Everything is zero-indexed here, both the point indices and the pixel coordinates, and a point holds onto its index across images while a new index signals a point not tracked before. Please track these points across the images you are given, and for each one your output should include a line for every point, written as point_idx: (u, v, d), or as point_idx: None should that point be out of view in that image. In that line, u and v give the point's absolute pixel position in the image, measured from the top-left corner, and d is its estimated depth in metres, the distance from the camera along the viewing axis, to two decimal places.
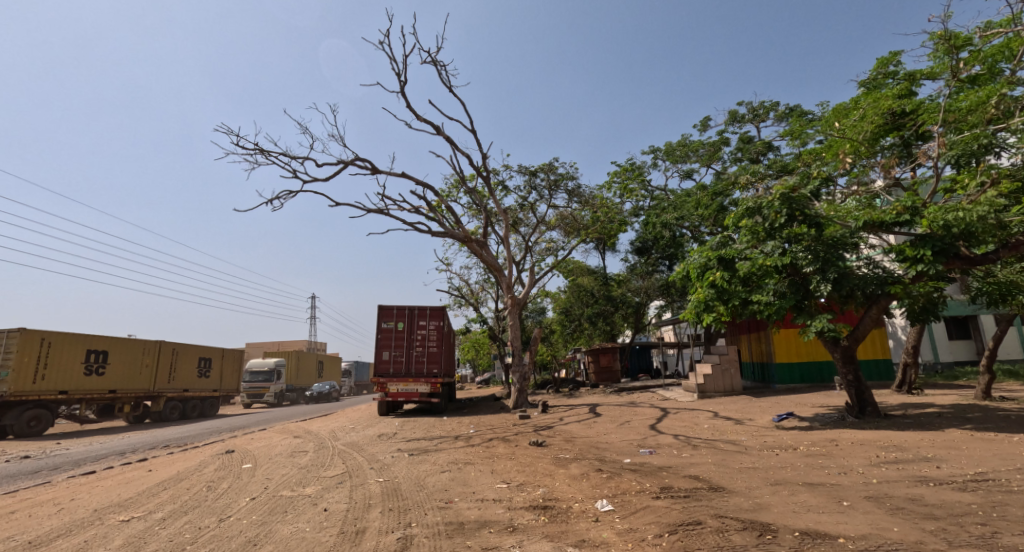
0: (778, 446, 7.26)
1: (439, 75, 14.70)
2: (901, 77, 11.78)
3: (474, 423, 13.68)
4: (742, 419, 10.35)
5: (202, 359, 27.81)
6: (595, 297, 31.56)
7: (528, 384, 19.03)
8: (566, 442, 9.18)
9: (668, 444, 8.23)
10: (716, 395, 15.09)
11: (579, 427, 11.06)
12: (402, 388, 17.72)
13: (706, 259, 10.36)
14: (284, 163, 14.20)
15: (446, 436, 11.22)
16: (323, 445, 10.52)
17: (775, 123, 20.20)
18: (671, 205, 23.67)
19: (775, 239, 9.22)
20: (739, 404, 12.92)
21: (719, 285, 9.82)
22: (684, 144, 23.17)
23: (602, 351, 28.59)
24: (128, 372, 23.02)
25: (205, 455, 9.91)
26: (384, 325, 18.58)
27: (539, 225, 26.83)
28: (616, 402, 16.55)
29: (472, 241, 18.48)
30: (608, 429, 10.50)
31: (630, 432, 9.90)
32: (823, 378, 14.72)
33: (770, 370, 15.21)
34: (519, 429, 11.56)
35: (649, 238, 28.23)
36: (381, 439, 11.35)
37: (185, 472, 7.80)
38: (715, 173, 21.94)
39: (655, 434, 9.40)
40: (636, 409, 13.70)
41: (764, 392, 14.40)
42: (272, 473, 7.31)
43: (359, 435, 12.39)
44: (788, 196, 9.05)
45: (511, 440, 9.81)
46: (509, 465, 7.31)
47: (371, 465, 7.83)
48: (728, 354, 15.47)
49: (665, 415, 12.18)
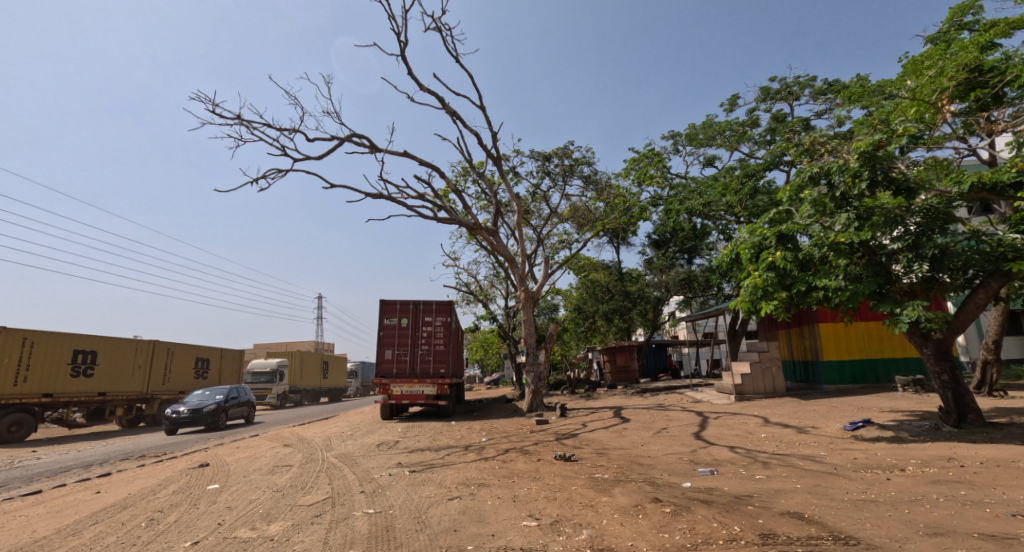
0: (880, 465, 5.64)
1: (444, 42, 13.46)
2: (981, 28, 10.13)
3: (485, 429, 12.21)
4: (805, 427, 8.72)
5: (198, 359, 26.60)
6: (611, 293, 29.95)
7: (544, 385, 17.52)
8: (599, 455, 7.62)
9: (728, 460, 6.66)
10: (756, 396, 13.48)
11: (608, 436, 9.56)
12: (406, 390, 16.30)
13: (759, 237, 8.66)
14: (273, 138, 12.98)
15: (455, 446, 9.71)
16: (313, 457, 9.09)
17: (811, 101, 18.54)
18: (694, 191, 22.06)
19: (850, 211, 7.65)
20: (788, 408, 11.32)
21: (780, 267, 8.02)
22: (708, 126, 21.62)
23: (619, 350, 26.92)
24: (119, 374, 21.80)
25: (175, 470, 8.51)
26: (386, 321, 17.12)
27: (550, 217, 25.35)
28: (642, 405, 15.04)
29: (482, 229, 17.05)
30: (645, 440, 8.91)
31: (673, 443, 8.31)
32: (878, 379, 13.06)
33: (816, 368, 13.56)
34: (538, 438, 10.07)
35: (669, 228, 26.61)
36: (380, 449, 9.88)
37: (137, 495, 6.37)
38: (740, 157, 20.39)
39: (705, 446, 7.82)
40: (668, 414, 12.13)
41: (811, 394, 12.79)
42: (238, 498, 5.83)
43: (357, 443, 10.95)
44: (870, 154, 7.37)
45: (531, 453, 8.27)
46: (536, 490, 5.75)
47: (362, 487, 6.32)
48: (769, 352, 13.79)
49: (706, 421, 10.57)
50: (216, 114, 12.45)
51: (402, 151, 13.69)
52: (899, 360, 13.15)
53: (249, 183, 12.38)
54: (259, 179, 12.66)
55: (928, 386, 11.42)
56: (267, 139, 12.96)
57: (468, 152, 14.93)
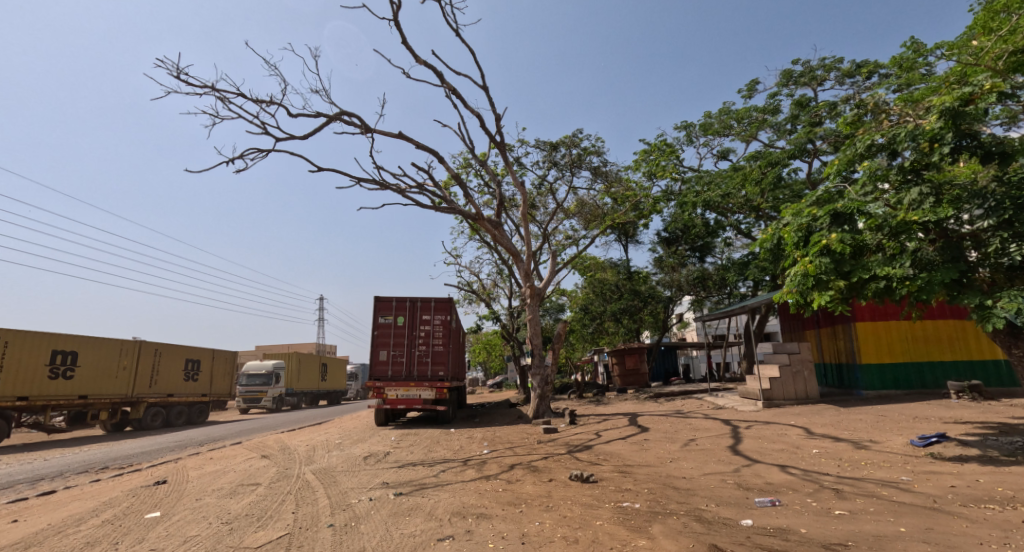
0: (993, 497, 4.38)
1: (443, 14, 12.18)
2: None
3: (487, 439, 10.98)
4: (861, 441, 7.43)
5: (189, 361, 25.51)
6: (620, 292, 28.60)
7: (551, 389, 16.25)
8: (623, 476, 6.37)
9: (785, 484, 5.41)
10: (787, 403, 12.20)
11: (629, 449, 8.36)
12: (402, 394, 15.04)
13: (808, 218, 7.39)
14: (253, 116, 12.04)
15: (452, 461, 8.48)
16: (287, 472, 7.88)
17: (838, 85, 17.31)
18: (711, 182, 20.71)
19: (924, 185, 6.44)
20: (828, 417, 10.04)
21: (836, 250, 6.76)
22: (726, 114, 20.41)
23: (628, 351, 25.65)
24: (102, 377, 20.69)
25: (124, 489, 7.31)
26: (381, 320, 15.91)
27: (557, 213, 24.18)
28: (658, 412, 13.78)
29: (484, 220, 15.80)
30: (672, 454, 7.66)
31: (707, 459, 7.07)
32: (924, 384, 11.76)
33: (852, 373, 12.34)
34: (548, 451, 8.85)
35: (682, 222, 25.44)
36: (366, 463, 8.66)
37: (54, 527, 5.15)
38: (759, 148, 19.23)
39: (748, 463, 6.56)
40: (691, 423, 10.91)
41: (849, 400, 11.53)
42: (171, 535, 4.60)
43: (342, 455, 9.74)
44: (954, 111, 6.14)
45: (541, 472, 7.02)
46: (549, 526, 4.51)
47: (332, 518, 5.10)
48: (800, 355, 12.51)
49: (738, 431, 9.33)
50: (182, 82, 11.24)
51: (397, 133, 12.39)
52: (947, 363, 11.87)
53: (225, 162, 11.70)
54: (237, 157, 11.91)
55: (986, 393, 10.14)
56: (245, 114, 12.00)
57: (471, 140, 14.07)
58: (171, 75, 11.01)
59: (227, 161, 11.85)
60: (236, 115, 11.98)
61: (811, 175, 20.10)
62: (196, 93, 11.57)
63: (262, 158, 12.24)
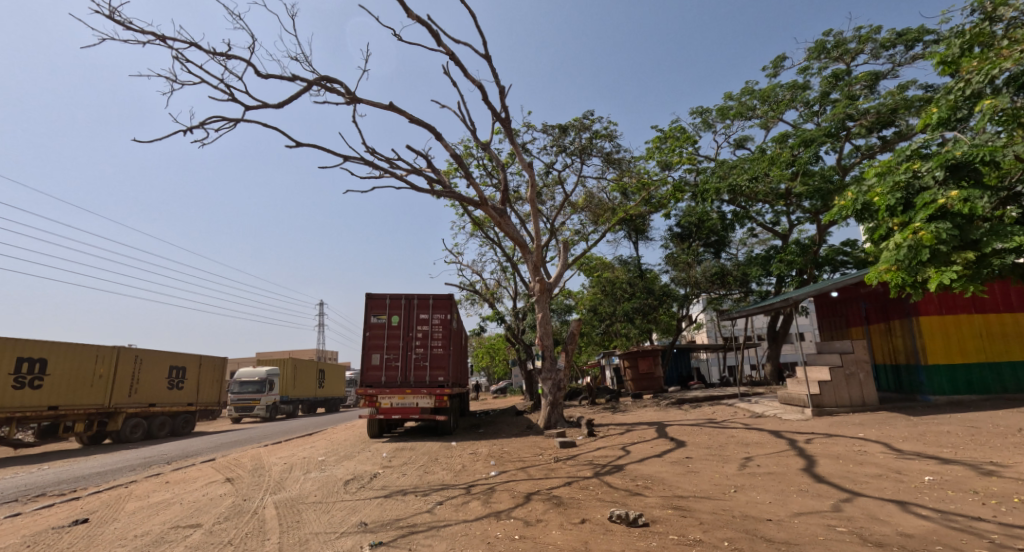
0: None
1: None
2: None
3: (494, 456, 9.35)
4: (979, 464, 5.72)
5: (174, 368, 23.99)
6: (633, 290, 26.95)
7: (563, 395, 14.60)
8: (681, 516, 4.69)
9: (932, 535, 3.72)
10: (840, 410, 10.54)
11: (672, 472, 6.73)
12: (397, 403, 13.42)
13: (911, 175, 5.68)
14: (215, 77, 9.55)
15: (452, 488, 6.84)
16: (244, 506, 6.25)
17: (874, 57, 15.82)
18: (732, 170, 19.18)
19: None
20: (903, 429, 8.36)
21: (960, 211, 5.05)
22: (749, 93, 18.82)
23: (641, 355, 23.95)
24: (75, 386, 19.13)
25: (30, 531, 5.69)
26: (373, 320, 14.29)
27: (564, 206, 22.67)
28: (689, 422, 12.13)
29: (487, 205, 14.19)
30: (730, 480, 5.99)
31: (783, 487, 5.39)
32: (1004, 389, 10.11)
33: (915, 375, 10.74)
34: (570, 474, 7.22)
35: (698, 215, 23.85)
36: (345, 490, 7.02)
37: None
38: (788, 127, 17.73)
39: (846, 496, 4.88)
40: (735, 436, 9.25)
41: (917, 409, 9.85)
42: None
43: (320, 478, 8.11)
44: None
45: (568, 508, 5.35)
46: None
47: None
48: (854, 355, 10.83)
49: (800, 447, 7.66)
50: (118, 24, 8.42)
51: (385, 104, 10.77)
52: None
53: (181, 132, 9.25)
54: (193, 127, 9.38)
55: None
56: (206, 76, 9.52)
57: (470, 121, 11.96)
58: (103, 17, 8.22)
59: (183, 131, 9.41)
60: (196, 77, 9.49)
61: (842, 160, 18.62)
62: (138, 41, 8.82)
63: (227, 129, 9.75)
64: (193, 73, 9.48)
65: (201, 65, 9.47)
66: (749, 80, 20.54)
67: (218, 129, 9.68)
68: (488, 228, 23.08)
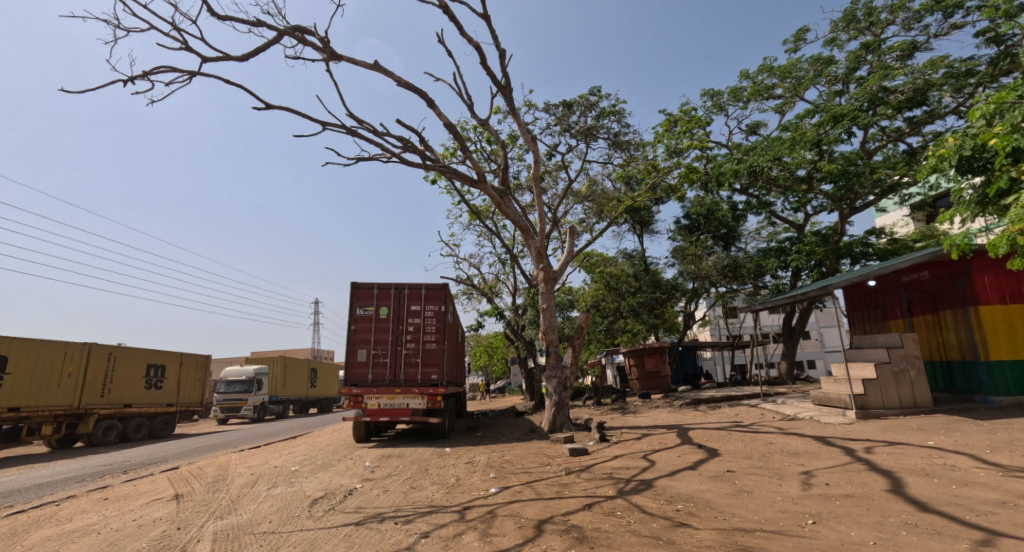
0: None
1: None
2: None
3: (494, 467, 8.00)
4: None
5: (152, 366, 22.55)
6: (638, 284, 25.67)
7: (569, 395, 13.22)
8: None
9: None
10: (889, 413, 9.23)
11: (718, 493, 5.38)
12: (385, 404, 12.07)
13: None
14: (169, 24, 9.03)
15: (443, 511, 5.49)
16: (176, 537, 4.88)
17: (907, 28, 14.61)
18: (748, 154, 17.94)
19: None
20: (981, 435, 7.03)
21: None
22: (767, 70, 17.55)
23: (648, 352, 22.64)
24: (39, 386, 17.65)
25: None
26: (359, 312, 12.90)
27: (567, 193, 21.37)
28: (713, 426, 10.76)
29: (486, 185, 12.85)
30: (799, 506, 4.63)
31: (881, 519, 4.05)
32: None
33: (973, 374, 9.50)
34: (589, 493, 5.87)
35: (707, 205, 22.54)
36: (311, 513, 5.67)
37: None
38: (809, 105, 16.48)
39: (980, 535, 3.56)
40: (776, 443, 7.91)
41: (982, 413, 8.54)
42: None
43: (285, 495, 6.74)
44: None
45: (596, 547, 4.00)
46: None
47: None
48: (905, 350, 9.50)
49: (865, 459, 6.32)
50: None
51: (371, 64, 9.32)
52: None
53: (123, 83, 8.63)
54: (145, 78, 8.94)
55: None
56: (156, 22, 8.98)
57: (467, 96, 11.37)
58: None
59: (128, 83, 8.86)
60: (144, 22, 8.92)
61: (865, 143, 17.36)
62: None
63: (183, 83, 9.30)
64: (137, 16, 8.85)
65: (146, 8, 8.86)
66: (766, 58, 19.30)
67: (171, 82, 9.20)
68: (487, 218, 21.74)
